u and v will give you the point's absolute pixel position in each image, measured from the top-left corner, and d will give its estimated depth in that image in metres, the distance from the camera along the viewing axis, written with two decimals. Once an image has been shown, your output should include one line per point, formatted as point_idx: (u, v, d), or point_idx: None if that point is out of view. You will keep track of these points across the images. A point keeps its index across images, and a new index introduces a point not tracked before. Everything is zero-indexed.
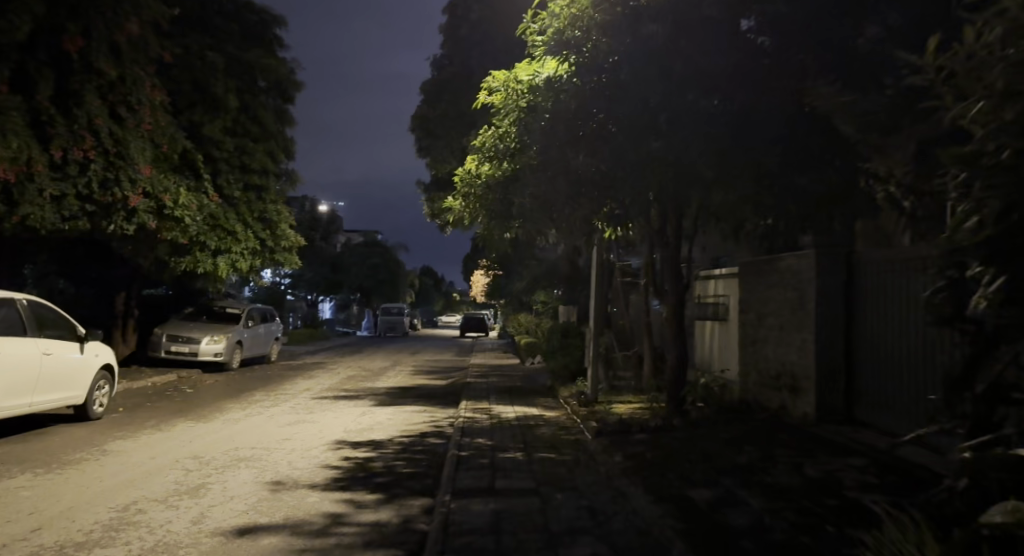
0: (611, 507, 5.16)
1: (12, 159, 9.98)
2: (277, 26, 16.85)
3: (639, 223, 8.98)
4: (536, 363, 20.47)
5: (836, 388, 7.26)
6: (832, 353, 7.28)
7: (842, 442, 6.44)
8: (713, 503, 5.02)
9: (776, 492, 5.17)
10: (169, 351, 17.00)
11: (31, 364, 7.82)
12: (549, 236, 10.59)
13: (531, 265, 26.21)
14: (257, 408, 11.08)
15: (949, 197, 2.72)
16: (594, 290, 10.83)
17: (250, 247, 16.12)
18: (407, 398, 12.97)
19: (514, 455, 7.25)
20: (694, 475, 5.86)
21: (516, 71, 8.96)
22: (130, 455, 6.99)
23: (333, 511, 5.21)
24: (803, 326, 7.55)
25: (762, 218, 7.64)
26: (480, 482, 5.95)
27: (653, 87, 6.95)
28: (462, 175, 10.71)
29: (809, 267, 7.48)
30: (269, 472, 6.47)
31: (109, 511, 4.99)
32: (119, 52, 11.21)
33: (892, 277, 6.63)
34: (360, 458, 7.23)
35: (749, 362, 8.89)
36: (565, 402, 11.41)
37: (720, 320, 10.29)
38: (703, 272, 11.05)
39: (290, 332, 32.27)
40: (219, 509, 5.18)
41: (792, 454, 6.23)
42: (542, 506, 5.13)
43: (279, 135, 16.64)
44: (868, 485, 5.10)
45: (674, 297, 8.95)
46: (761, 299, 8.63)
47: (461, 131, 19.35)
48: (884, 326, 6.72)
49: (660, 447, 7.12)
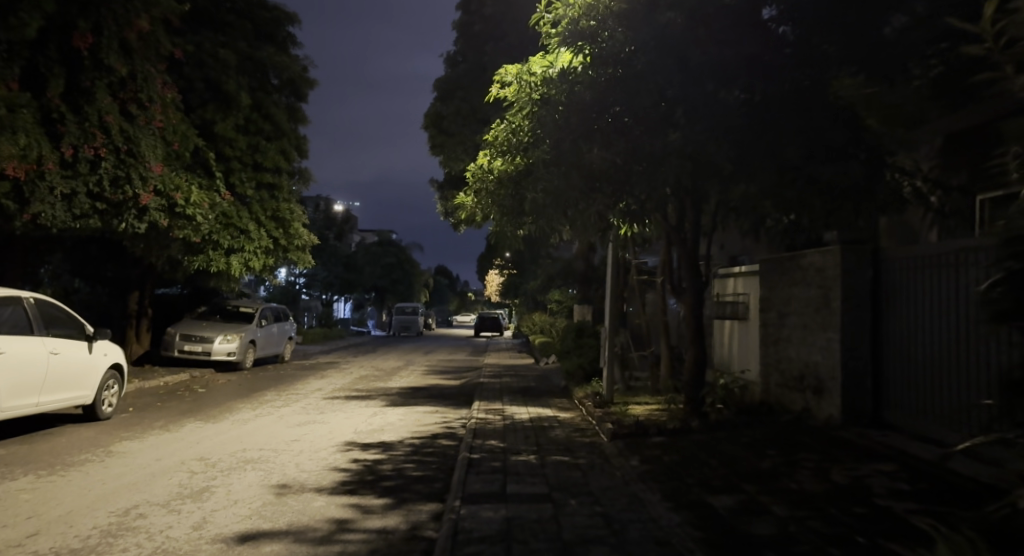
0: (626, 513, 4.92)
1: (20, 157, 9.91)
2: (290, 23, 16.77)
3: (656, 219, 8.73)
4: (551, 363, 20.24)
5: (863, 388, 6.98)
6: (859, 352, 7.00)
7: (870, 446, 6.16)
8: (735, 511, 4.78)
9: (801, 499, 4.91)
10: (182, 351, 16.97)
11: (38, 363, 7.73)
12: (564, 234, 10.32)
13: (545, 263, 26.00)
14: (267, 408, 10.96)
15: (1003, 181, 2.47)
16: (609, 289, 10.58)
17: (264, 246, 16.00)
18: (420, 398, 12.78)
19: (527, 458, 7.04)
20: (714, 481, 5.61)
21: (530, 64, 8.72)
22: (135, 456, 6.86)
23: (340, 517, 5.03)
24: (827, 325, 7.27)
25: (784, 214, 7.35)
26: (490, 486, 5.74)
27: (671, 78, 6.72)
28: (474, 171, 10.46)
29: (833, 263, 7.21)
30: (276, 474, 6.31)
31: (108, 515, 4.84)
32: (130, 49, 11.17)
33: (924, 273, 6.37)
34: (369, 461, 7.04)
35: (770, 363, 8.61)
36: (581, 403, 11.15)
37: (739, 318, 10.02)
38: (723, 270, 10.80)
39: (304, 332, 32.26)
40: (221, 514, 5.01)
41: (816, 459, 5.96)
42: (555, 513, 4.92)
43: (292, 133, 16.54)
44: (900, 493, 4.83)
45: (693, 295, 8.67)
46: (783, 297, 8.34)
47: (475, 127, 19.21)
48: (917, 325, 6.45)
49: (677, 451, 6.88)
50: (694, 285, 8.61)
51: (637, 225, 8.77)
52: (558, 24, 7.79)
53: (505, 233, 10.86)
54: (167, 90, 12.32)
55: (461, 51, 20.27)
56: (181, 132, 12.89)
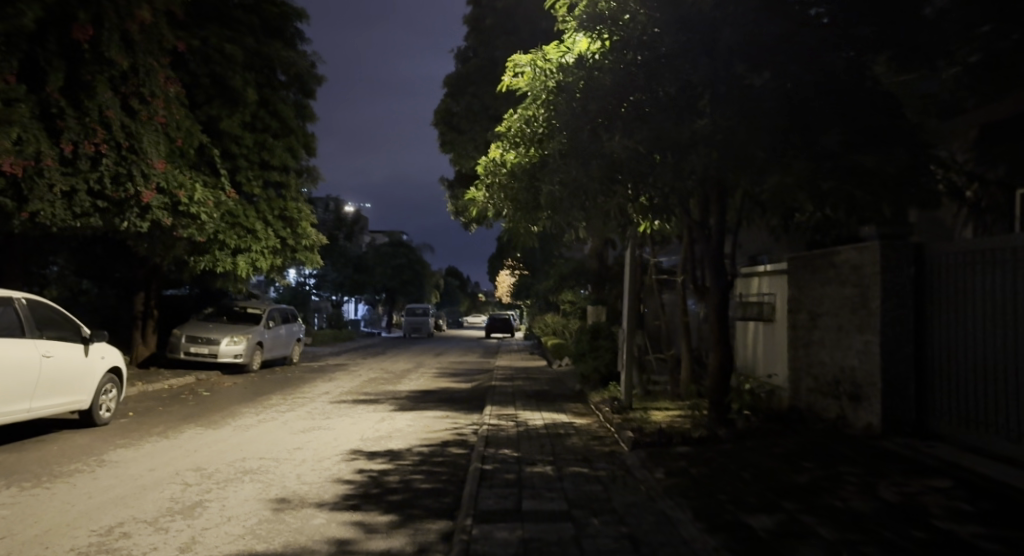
0: (656, 534, 4.46)
1: (17, 152, 9.53)
2: (299, 20, 16.49)
3: (676, 214, 8.28)
4: (564, 365, 19.80)
5: (905, 395, 6.48)
6: (901, 356, 6.50)
7: (918, 459, 5.67)
8: (776, 532, 4.31)
9: (849, 520, 4.44)
10: (188, 352, 16.65)
11: (29, 367, 7.34)
12: (579, 231, 9.82)
13: (558, 264, 25.61)
14: (272, 414, 10.54)
15: None
16: (627, 288, 10.11)
17: (270, 246, 15.62)
18: (429, 402, 12.36)
19: (543, 469, 6.59)
20: (750, 498, 5.13)
21: (546, 51, 8.25)
22: (128, 467, 6.47)
23: (341, 537, 4.60)
24: (865, 327, 6.79)
25: (817, 208, 6.88)
26: (504, 502, 5.29)
27: (698, 65, 6.31)
28: (486, 164, 9.90)
29: (871, 260, 6.72)
30: (275, 487, 5.91)
31: (89, 535, 4.43)
32: (132, 41, 10.96)
33: (974, 272, 5.88)
34: (375, 472, 6.62)
35: (800, 367, 8.14)
36: (597, 408, 10.68)
37: (765, 319, 9.53)
38: (746, 269, 10.33)
39: (314, 333, 32.04)
40: (213, 532, 4.60)
41: (860, 473, 5.48)
42: (576, 534, 4.46)
43: (299, 130, 16.22)
44: (960, 514, 4.34)
45: (717, 294, 8.11)
46: (815, 297, 7.85)
47: (487, 122, 18.82)
48: (966, 326, 5.97)
49: (705, 463, 6.41)
50: (718, 284, 8.07)
51: (658, 220, 8.30)
52: (575, 9, 7.36)
53: (517, 231, 10.30)
54: (170, 85, 12.05)
55: (473, 46, 19.88)
56: (186, 129, 12.59)
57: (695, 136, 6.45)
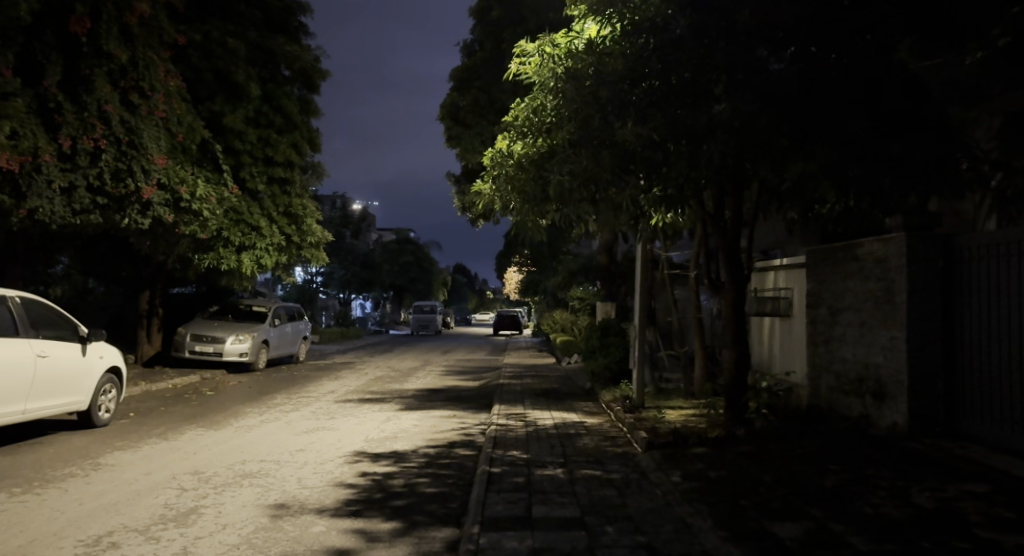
0: (675, 543, 4.17)
1: (13, 147, 9.31)
2: (303, 13, 16.26)
3: (691, 206, 7.92)
4: (573, 362, 19.52)
5: (934, 393, 6.17)
6: (928, 351, 6.18)
7: (954, 462, 5.36)
8: (803, 542, 4.04)
9: (883, 528, 4.15)
10: (193, 351, 16.46)
11: (23, 367, 7.13)
12: (589, 224, 9.49)
13: (568, 259, 25.31)
14: (274, 414, 10.28)
15: None
16: (639, 285, 9.80)
17: (276, 243, 15.42)
18: (436, 401, 12.13)
19: (554, 472, 6.34)
20: (774, 504, 4.85)
21: (555, 37, 8.19)
22: (124, 471, 6.24)
23: (340, 546, 4.34)
24: (890, 322, 6.48)
25: (840, 198, 6.55)
26: (513, 509, 5.02)
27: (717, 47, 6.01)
28: (492, 155, 9.53)
29: (896, 251, 6.42)
30: (275, 492, 5.66)
31: (76, 546, 4.19)
32: (131, 35, 10.79)
33: (1007, 262, 5.57)
34: (379, 475, 6.38)
35: (821, 365, 7.84)
36: (608, 407, 10.42)
37: (781, 315, 9.24)
38: (761, 263, 10.01)
39: (322, 331, 31.86)
40: (207, 542, 4.36)
41: (889, 477, 5.18)
42: (590, 544, 4.18)
43: (303, 125, 15.96)
44: (1004, 523, 4.02)
45: (732, 290, 7.78)
46: (836, 292, 7.54)
47: (494, 114, 18.54)
48: (998, 318, 5.66)
49: (724, 465, 6.12)
50: (735, 278, 7.75)
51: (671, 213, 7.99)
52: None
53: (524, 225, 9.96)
54: (172, 79, 11.78)
55: (480, 39, 19.63)
56: (188, 124, 12.38)
57: (712, 123, 6.14)
